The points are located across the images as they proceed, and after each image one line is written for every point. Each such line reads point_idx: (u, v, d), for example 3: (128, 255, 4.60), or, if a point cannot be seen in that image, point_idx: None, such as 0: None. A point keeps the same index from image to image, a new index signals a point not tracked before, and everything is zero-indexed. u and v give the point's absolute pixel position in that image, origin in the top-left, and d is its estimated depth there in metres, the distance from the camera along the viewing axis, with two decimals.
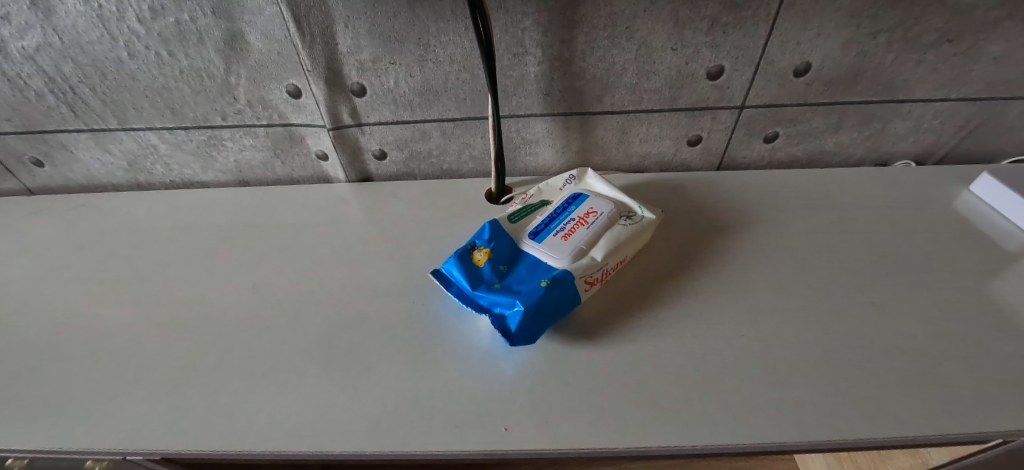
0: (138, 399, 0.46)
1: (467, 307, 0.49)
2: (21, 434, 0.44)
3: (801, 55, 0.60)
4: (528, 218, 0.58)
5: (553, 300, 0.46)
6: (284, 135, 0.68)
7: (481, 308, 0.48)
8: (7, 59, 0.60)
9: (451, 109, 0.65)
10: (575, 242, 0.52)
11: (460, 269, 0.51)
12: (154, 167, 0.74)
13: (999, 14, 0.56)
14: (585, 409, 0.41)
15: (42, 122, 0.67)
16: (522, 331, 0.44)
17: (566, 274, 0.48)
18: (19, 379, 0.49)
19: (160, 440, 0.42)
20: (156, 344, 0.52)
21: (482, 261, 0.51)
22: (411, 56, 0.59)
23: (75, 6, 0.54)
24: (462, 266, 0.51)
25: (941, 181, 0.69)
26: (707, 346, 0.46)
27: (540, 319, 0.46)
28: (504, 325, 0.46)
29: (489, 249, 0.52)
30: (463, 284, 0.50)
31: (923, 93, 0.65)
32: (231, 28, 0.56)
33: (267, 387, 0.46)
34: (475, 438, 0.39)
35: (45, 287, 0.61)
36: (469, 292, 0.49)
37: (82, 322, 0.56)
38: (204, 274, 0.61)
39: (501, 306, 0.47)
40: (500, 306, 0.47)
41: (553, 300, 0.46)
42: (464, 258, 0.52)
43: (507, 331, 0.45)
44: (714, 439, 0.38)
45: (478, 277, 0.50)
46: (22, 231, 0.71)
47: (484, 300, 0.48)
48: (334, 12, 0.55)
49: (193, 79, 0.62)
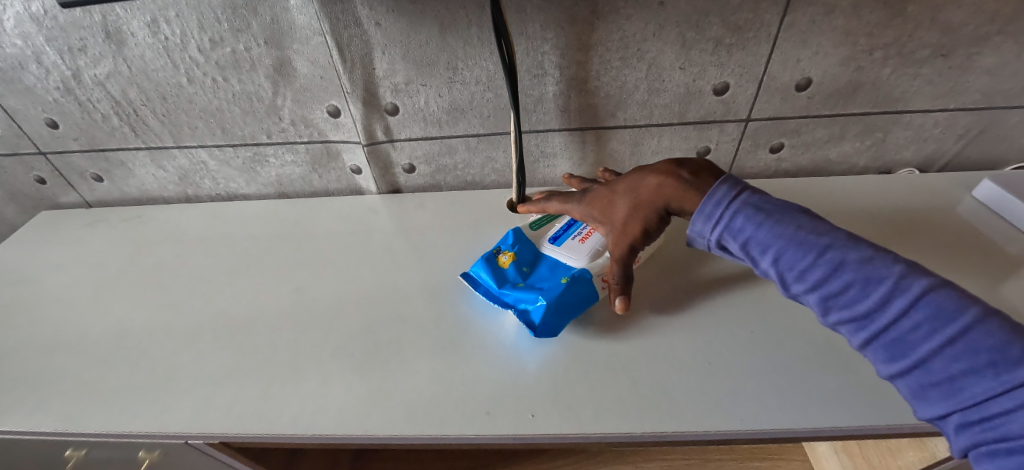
0: (197, 389, 0.51)
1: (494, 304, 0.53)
2: (96, 420, 0.49)
3: (801, 72, 0.64)
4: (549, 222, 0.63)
5: (573, 297, 0.50)
6: (322, 152, 0.74)
7: (508, 302, 0.53)
8: (80, 85, 0.67)
9: (476, 126, 0.70)
10: (592, 244, 0.55)
11: (486, 271, 0.55)
12: (203, 182, 0.80)
13: (989, 30, 0.60)
14: (604, 397, 0.45)
15: (105, 141, 0.74)
16: (546, 324, 0.49)
17: (585, 273, 0.52)
18: (89, 373, 0.55)
19: (221, 426, 0.47)
20: (209, 342, 0.57)
21: (506, 263, 0.56)
22: (441, 79, 0.64)
23: (144, 38, 0.61)
24: (489, 267, 0.55)
25: (943, 188, 0.72)
26: (717, 341, 0.50)
27: (561, 315, 0.50)
28: (529, 319, 0.50)
29: (513, 253, 0.57)
30: (489, 282, 0.55)
31: (922, 104, 0.68)
32: (280, 56, 0.62)
33: (313, 379, 0.50)
34: (505, 422, 0.43)
35: (105, 290, 0.67)
36: (495, 291, 0.54)
37: (141, 322, 0.61)
38: (251, 279, 0.66)
39: (523, 302, 0.51)
40: (525, 302, 0.51)
41: (573, 296, 0.50)
42: (489, 260, 0.56)
43: (531, 324, 0.49)
44: (724, 425, 0.42)
45: (503, 277, 0.55)
46: (82, 241, 0.77)
47: (509, 298, 0.52)
48: (374, 41, 0.61)
49: (243, 101, 0.68)
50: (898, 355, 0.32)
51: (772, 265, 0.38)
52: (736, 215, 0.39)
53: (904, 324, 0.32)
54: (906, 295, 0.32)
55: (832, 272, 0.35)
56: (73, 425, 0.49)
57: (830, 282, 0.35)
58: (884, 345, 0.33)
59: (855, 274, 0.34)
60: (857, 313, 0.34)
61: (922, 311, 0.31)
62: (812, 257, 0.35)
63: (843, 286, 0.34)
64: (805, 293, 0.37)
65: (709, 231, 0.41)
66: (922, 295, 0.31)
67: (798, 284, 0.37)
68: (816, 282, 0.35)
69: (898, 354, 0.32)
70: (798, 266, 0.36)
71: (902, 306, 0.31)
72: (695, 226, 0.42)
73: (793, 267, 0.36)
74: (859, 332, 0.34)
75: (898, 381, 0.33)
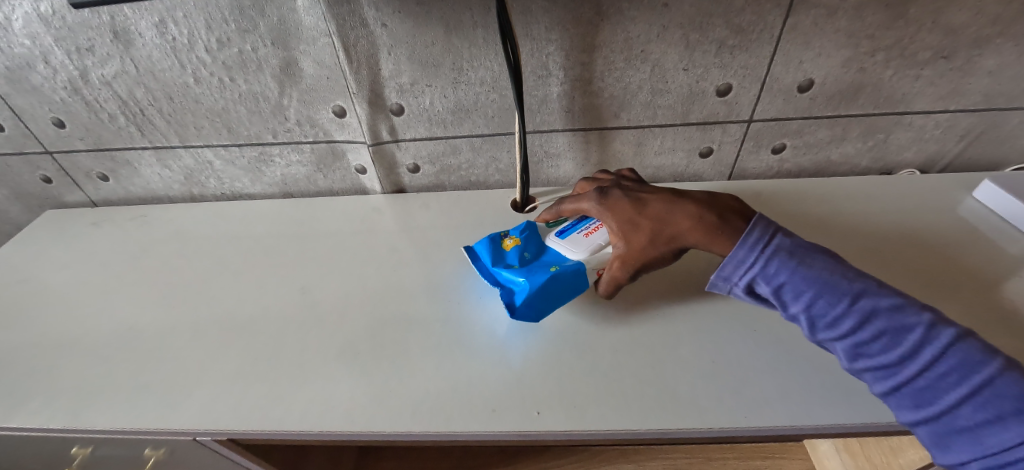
0: (205, 386, 0.51)
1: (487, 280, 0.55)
2: (104, 416, 0.50)
3: (803, 74, 0.65)
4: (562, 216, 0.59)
5: (558, 285, 0.50)
6: (327, 151, 0.75)
7: (498, 279, 0.54)
8: (87, 85, 0.67)
9: (480, 126, 0.70)
10: (596, 238, 0.54)
11: (486, 248, 0.57)
12: (208, 181, 0.81)
13: (990, 32, 0.60)
14: (609, 395, 0.45)
15: (112, 140, 0.75)
16: (524, 307, 0.49)
17: (578, 265, 0.51)
18: (97, 370, 0.55)
19: (228, 422, 0.47)
20: (215, 341, 0.57)
21: (508, 245, 0.56)
22: (446, 79, 0.65)
23: (152, 38, 0.62)
24: (490, 245, 0.56)
25: (945, 188, 0.72)
26: (720, 339, 0.50)
27: (542, 301, 0.50)
28: (510, 299, 0.51)
29: (518, 237, 0.57)
30: (486, 257, 0.56)
31: (923, 105, 0.68)
32: (287, 56, 0.63)
33: (319, 376, 0.51)
34: (511, 420, 0.44)
35: (111, 289, 0.68)
36: (490, 268, 0.56)
37: (148, 321, 0.62)
38: (257, 277, 0.67)
39: (510, 281, 0.53)
40: (511, 282, 0.52)
41: (558, 284, 0.50)
42: (492, 236, 0.58)
43: (511, 303, 0.50)
44: (728, 422, 0.42)
45: (500, 256, 0.56)
46: (88, 240, 0.78)
47: (499, 276, 0.54)
48: (380, 41, 0.61)
49: (249, 101, 0.68)
50: (925, 404, 0.34)
51: (803, 310, 0.39)
52: (770, 261, 0.40)
53: (932, 373, 0.34)
54: (936, 343, 0.34)
55: (865, 323, 0.37)
56: (82, 422, 0.49)
57: (866, 332, 0.37)
58: (910, 394, 0.35)
59: (889, 325, 0.36)
60: (889, 363, 0.35)
61: (953, 363, 0.33)
62: (848, 308, 0.37)
63: (875, 335, 0.36)
64: (832, 340, 0.38)
65: (740, 275, 0.42)
66: (951, 344, 0.34)
67: (830, 332, 0.38)
68: (852, 332, 0.37)
69: (924, 403, 0.34)
70: (835, 316, 0.38)
71: (932, 357, 0.34)
72: (727, 270, 0.42)
73: (824, 314, 0.38)
74: (886, 379, 0.36)
75: (921, 428, 0.35)
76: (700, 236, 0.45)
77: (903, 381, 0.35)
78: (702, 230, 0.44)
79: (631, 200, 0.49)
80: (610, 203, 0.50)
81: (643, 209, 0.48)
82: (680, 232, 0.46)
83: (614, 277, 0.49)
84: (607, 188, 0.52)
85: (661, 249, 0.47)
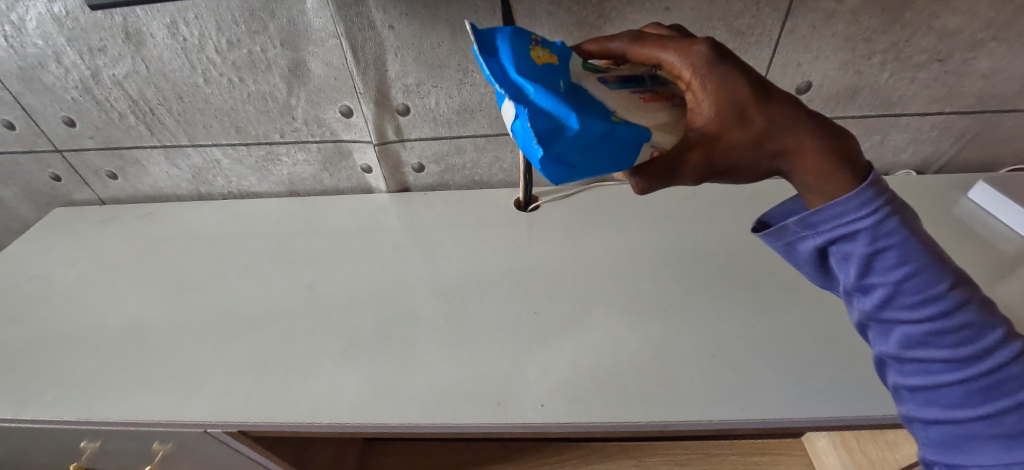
0: (215, 380, 0.52)
1: (500, 89, 0.28)
2: (116, 409, 0.51)
3: (802, 76, 0.66)
4: (608, 71, 0.36)
5: (610, 147, 0.30)
6: (334, 151, 0.76)
7: (526, 91, 0.28)
8: (99, 85, 0.69)
9: (485, 126, 0.71)
10: (657, 110, 0.33)
11: (512, 46, 0.30)
12: (215, 180, 0.82)
13: (985, 36, 0.61)
14: (611, 388, 0.46)
15: (121, 139, 0.76)
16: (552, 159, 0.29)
17: (642, 130, 0.31)
18: (108, 364, 0.56)
19: (239, 415, 0.48)
20: (223, 335, 0.58)
21: (542, 58, 0.31)
22: (451, 80, 0.66)
23: (163, 39, 0.63)
24: (518, 46, 0.30)
25: (941, 189, 0.73)
26: (720, 335, 0.51)
27: (600, 147, 0.29)
28: (542, 132, 0.28)
29: (552, 54, 0.32)
30: (504, 59, 0.29)
31: (919, 107, 0.70)
32: (295, 57, 0.64)
33: (327, 370, 0.52)
34: (515, 412, 0.45)
35: (121, 285, 0.69)
36: (510, 73, 0.29)
37: (158, 316, 0.63)
38: (264, 274, 0.68)
39: (556, 98, 0.28)
40: (547, 105, 0.28)
41: (611, 146, 0.30)
42: (512, 33, 0.31)
43: (550, 136, 0.28)
44: (728, 415, 0.43)
45: (531, 64, 0.30)
46: (96, 238, 0.79)
47: (526, 88, 0.28)
48: (387, 43, 0.62)
49: (257, 101, 0.69)
50: (965, 406, 0.30)
51: (893, 282, 0.31)
52: (891, 216, 0.30)
53: (992, 380, 0.30)
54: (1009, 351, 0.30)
55: (950, 310, 0.31)
56: (94, 415, 0.50)
57: (945, 319, 0.31)
58: (954, 393, 0.31)
59: (970, 318, 0.31)
60: (950, 358, 0.31)
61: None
62: (941, 289, 0.31)
63: (956, 325, 0.31)
64: (895, 317, 0.32)
65: (830, 230, 0.32)
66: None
67: (904, 309, 0.32)
68: (927, 315, 0.31)
69: (962, 405, 0.30)
70: (922, 295, 0.31)
71: (1003, 364, 0.29)
72: (816, 215, 0.32)
73: (914, 291, 0.31)
74: (931, 372, 0.32)
75: (932, 426, 0.32)
76: (812, 167, 0.30)
77: (956, 379, 0.30)
78: (820, 162, 0.30)
79: (757, 85, 0.29)
80: (723, 74, 0.29)
81: (764, 102, 0.29)
82: (792, 149, 0.30)
83: (657, 181, 0.33)
84: (733, 56, 0.30)
85: (749, 162, 0.31)
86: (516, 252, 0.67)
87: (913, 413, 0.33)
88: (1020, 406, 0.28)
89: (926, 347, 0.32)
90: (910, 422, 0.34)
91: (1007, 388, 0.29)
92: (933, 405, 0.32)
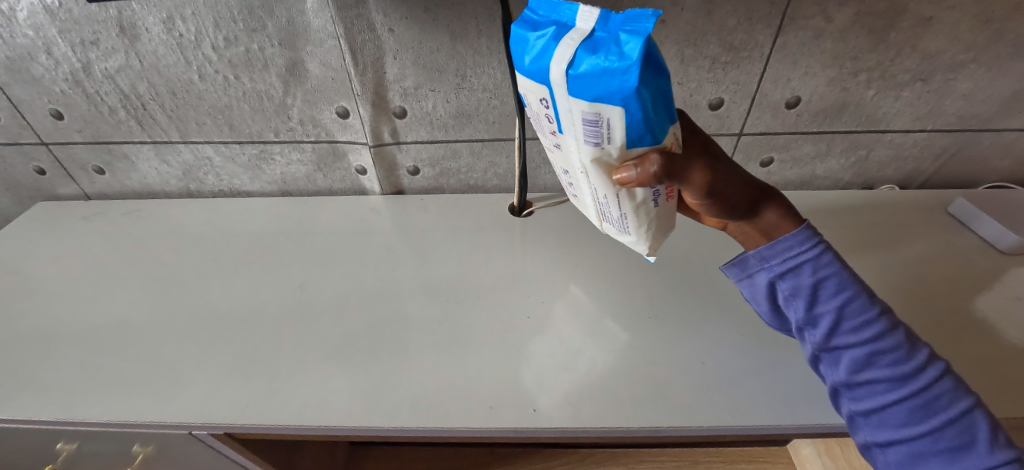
0: (200, 380, 0.51)
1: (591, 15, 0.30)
2: (97, 409, 0.50)
3: (791, 91, 0.68)
4: None
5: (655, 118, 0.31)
6: (329, 151, 0.76)
7: None
8: (90, 78, 0.68)
9: (481, 131, 0.72)
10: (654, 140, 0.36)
11: None
12: (206, 177, 0.81)
13: (965, 58, 0.64)
14: (603, 393, 0.47)
15: (110, 134, 0.75)
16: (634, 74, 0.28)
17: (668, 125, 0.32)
18: (89, 363, 0.55)
19: (224, 417, 0.47)
20: (211, 335, 0.57)
21: None
22: (449, 85, 0.66)
23: (158, 34, 0.62)
24: None
25: (922, 204, 0.76)
26: (710, 342, 0.52)
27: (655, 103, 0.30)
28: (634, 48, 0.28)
29: None
30: None
31: (902, 125, 0.72)
32: (293, 57, 0.64)
33: (317, 372, 0.51)
34: (507, 416, 0.45)
35: (105, 282, 0.67)
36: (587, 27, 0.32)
37: (143, 314, 0.61)
38: (254, 274, 0.67)
39: None
40: None
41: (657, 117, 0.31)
42: None
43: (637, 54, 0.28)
44: (716, 421, 0.44)
45: None
46: (81, 233, 0.77)
47: None
48: (386, 46, 0.63)
49: (253, 100, 0.69)
50: (909, 424, 0.35)
51: (837, 309, 0.38)
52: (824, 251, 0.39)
53: (926, 398, 0.35)
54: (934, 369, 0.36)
55: (883, 334, 0.37)
56: (73, 415, 0.49)
57: (881, 342, 0.37)
58: (900, 413, 0.36)
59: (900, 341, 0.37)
60: (891, 379, 0.36)
61: (946, 391, 0.35)
62: (872, 315, 0.38)
63: (891, 347, 0.37)
64: (842, 344, 0.38)
65: (782, 263, 0.40)
66: (946, 373, 0.36)
67: (848, 335, 0.38)
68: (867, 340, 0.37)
69: (908, 424, 0.35)
70: (860, 320, 0.38)
71: (931, 382, 0.36)
72: (768, 249, 0.41)
73: (854, 316, 0.38)
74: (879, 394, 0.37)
75: (888, 448, 0.36)
76: None
77: (896, 397, 0.36)
78: None
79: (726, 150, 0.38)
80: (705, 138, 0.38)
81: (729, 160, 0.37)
82: None
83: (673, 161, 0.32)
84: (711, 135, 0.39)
85: None
86: (510, 257, 0.67)
87: (870, 439, 0.37)
88: (949, 418, 0.34)
89: (871, 370, 0.37)
90: (867, 447, 0.38)
91: (937, 403, 0.35)
92: (885, 428, 0.36)
